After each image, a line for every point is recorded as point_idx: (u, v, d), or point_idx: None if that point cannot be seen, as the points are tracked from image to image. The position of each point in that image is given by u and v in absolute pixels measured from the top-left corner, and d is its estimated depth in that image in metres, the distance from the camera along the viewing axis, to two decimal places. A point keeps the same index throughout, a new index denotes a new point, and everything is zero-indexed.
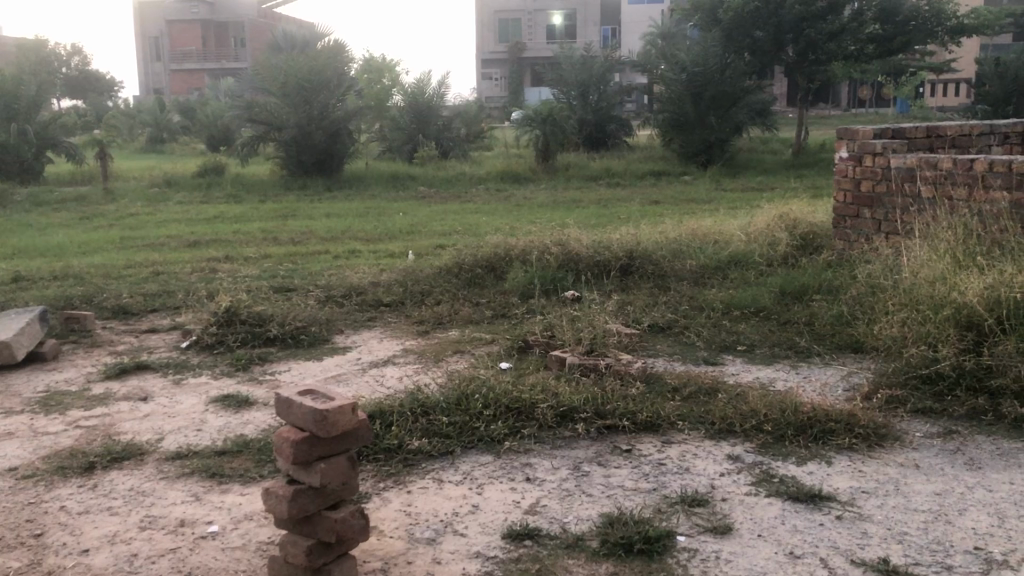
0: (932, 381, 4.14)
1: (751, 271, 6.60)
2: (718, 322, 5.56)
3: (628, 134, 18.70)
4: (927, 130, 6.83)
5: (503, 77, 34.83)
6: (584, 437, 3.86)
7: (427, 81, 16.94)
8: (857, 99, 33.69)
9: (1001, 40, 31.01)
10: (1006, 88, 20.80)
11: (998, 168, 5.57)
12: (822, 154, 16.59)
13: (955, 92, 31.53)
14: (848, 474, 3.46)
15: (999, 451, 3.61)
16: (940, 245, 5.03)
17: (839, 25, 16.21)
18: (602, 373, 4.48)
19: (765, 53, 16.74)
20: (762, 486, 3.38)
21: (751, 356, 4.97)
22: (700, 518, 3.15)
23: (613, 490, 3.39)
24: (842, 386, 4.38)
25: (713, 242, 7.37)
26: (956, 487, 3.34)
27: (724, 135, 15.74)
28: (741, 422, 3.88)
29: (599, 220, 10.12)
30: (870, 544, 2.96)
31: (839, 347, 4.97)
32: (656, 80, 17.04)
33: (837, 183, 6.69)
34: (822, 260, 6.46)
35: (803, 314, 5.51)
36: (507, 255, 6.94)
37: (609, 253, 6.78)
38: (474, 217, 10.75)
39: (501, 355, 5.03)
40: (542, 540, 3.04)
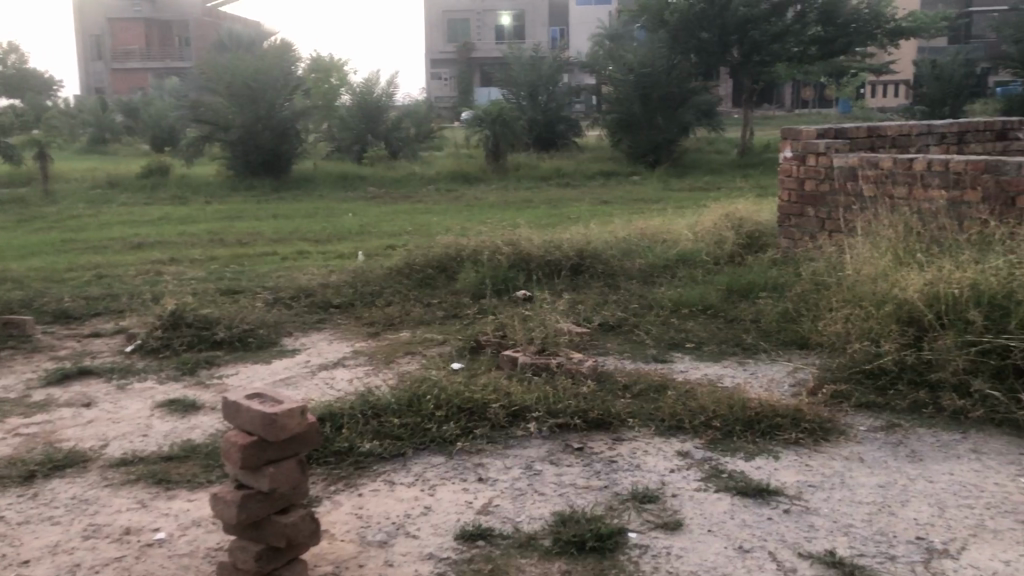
0: (875, 376, 4.24)
1: (698, 269, 6.68)
2: (667, 320, 5.62)
3: (578, 135, 18.79)
4: (868, 131, 6.96)
5: (452, 77, 34.74)
6: (536, 436, 3.87)
7: (376, 81, 16.88)
8: (801, 100, 34.30)
9: (938, 41, 31.81)
10: (942, 90, 21.39)
11: (936, 167, 5.71)
12: (767, 154, 16.86)
13: (895, 92, 32.26)
14: (795, 468, 3.52)
15: (939, 443, 3.71)
16: (882, 242, 5.12)
17: (783, 27, 16.52)
18: (554, 372, 4.49)
19: (711, 54, 16.96)
20: (712, 481, 3.42)
21: (699, 353, 5.03)
22: (652, 514, 3.19)
23: (565, 488, 3.40)
24: (789, 382, 4.47)
25: (661, 241, 7.44)
26: (898, 479, 3.42)
27: (672, 135, 15.89)
28: (689, 419, 3.93)
29: (549, 220, 10.15)
30: (817, 536, 3.01)
31: (785, 343, 5.05)
32: (605, 81, 17.16)
33: (782, 183, 6.80)
34: (767, 257, 6.57)
35: (749, 311, 5.59)
36: (458, 255, 6.93)
37: (560, 252, 6.80)
38: (424, 218, 10.71)
39: (453, 356, 5.03)
40: (495, 540, 3.04)
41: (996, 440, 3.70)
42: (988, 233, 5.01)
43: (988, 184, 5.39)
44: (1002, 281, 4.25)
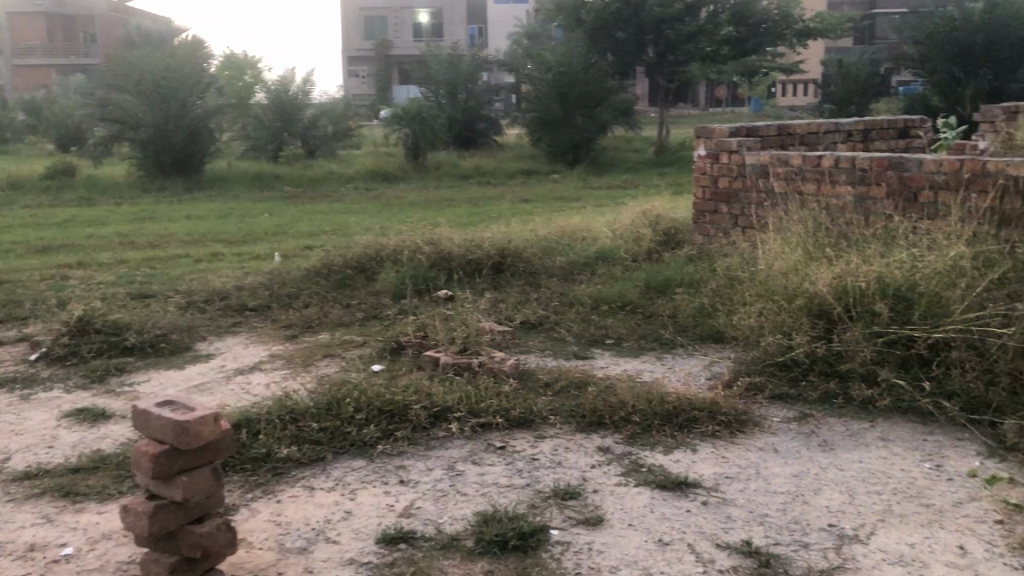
0: (787, 368, 4.35)
1: (617, 266, 6.75)
2: (587, 317, 5.67)
3: (497, 133, 18.82)
4: (779, 129, 7.13)
5: (369, 75, 34.35)
6: (458, 436, 3.85)
7: (292, 79, 16.63)
8: (715, 98, 35.07)
9: (843, 42, 32.85)
10: (848, 89, 22.12)
11: (843, 164, 5.87)
12: (683, 152, 17.15)
13: (804, 92, 33.22)
14: (712, 461, 3.58)
15: (849, 432, 3.83)
16: (793, 237, 5.23)
17: (696, 27, 16.83)
18: (476, 372, 4.48)
19: (627, 53, 17.18)
20: (632, 476, 3.46)
21: (619, 349, 5.09)
22: (573, 510, 3.21)
23: (487, 487, 3.40)
24: (706, 375, 4.56)
25: (581, 239, 7.51)
26: (811, 468, 3.52)
27: (591, 133, 16.04)
28: (610, 414, 3.96)
29: (470, 219, 10.14)
30: (734, 527, 3.07)
31: (701, 337, 5.15)
32: (524, 79, 17.22)
33: (696, 179, 6.91)
34: (683, 254, 6.70)
35: (666, 306, 5.68)
36: (378, 254, 6.87)
37: (481, 251, 6.78)
38: (342, 217, 10.57)
39: (373, 357, 4.97)
40: (418, 543, 3.02)
41: (902, 428, 3.84)
42: (892, 228, 5.17)
43: (893, 180, 5.57)
44: (905, 272, 4.36)
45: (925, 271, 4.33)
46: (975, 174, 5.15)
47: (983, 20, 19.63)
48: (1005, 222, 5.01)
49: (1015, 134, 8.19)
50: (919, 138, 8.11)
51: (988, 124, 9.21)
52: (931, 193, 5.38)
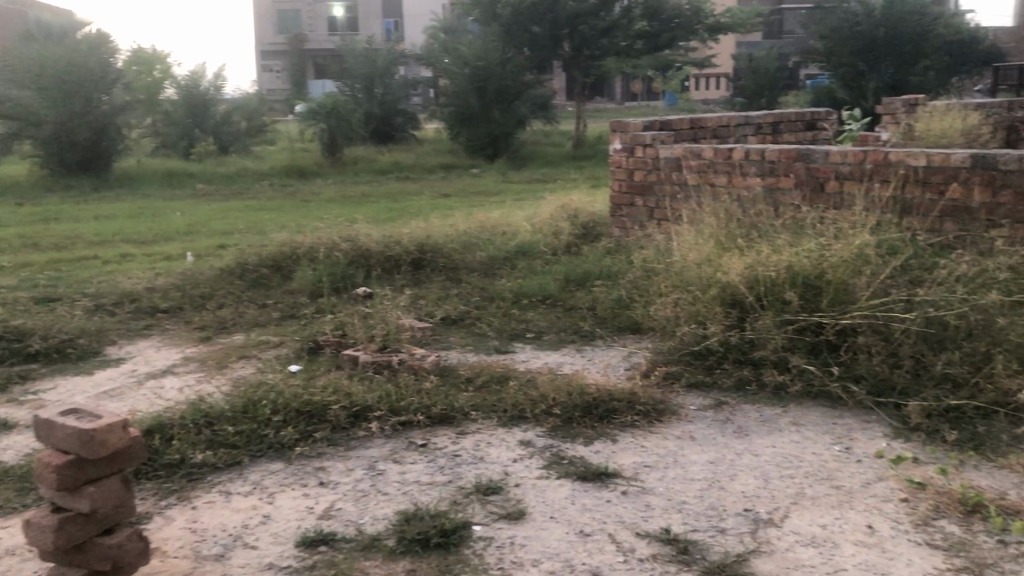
0: (703, 356, 4.44)
1: (537, 260, 6.78)
2: (508, 311, 5.68)
3: (415, 128, 18.72)
4: (691, 122, 7.25)
5: (283, 69, 33.65)
6: (378, 436, 3.81)
7: (203, 73, 16.25)
8: (630, 92, 35.57)
9: (752, 37, 33.65)
10: (758, 83, 22.66)
11: (753, 156, 5.99)
12: (600, 146, 17.35)
13: (716, 85, 33.90)
14: (631, 451, 3.63)
15: (762, 417, 3.93)
16: (706, 227, 5.32)
17: (610, 22, 17.01)
18: (396, 369, 4.45)
19: (543, 47, 17.31)
20: (553, 468, 3.48)
21: (539, 342, 5.12)
22: (495, 505, 3.21)
23: (408, 486, 3.38)
24: (624, 366, 4.62)
25: (500, 234, 7.53)
26: (726, 455, 3.60)
27: (508, 127, 16.08)
28: (531, 407, 3.98)
29: (388, 214, 10.06)
30: (653, 515, 3.12)
31: (619, 328, 5.22)
32: (441, 73, 17.15)
33: (612, 173, 6.99)
34: (601, 247, 6.77)
35: (585, 299, 5.73)
36: (293, 253, 6.76)
37: (399, 247, 6.73)
38: (258, 215, 10.36)
39: (290, 357, 4.88)
40: (338, 544, 2.98)
41: (813, 412, 3.96)
42: (801, 218, 5.31)
43: (800, 171, 5.71)
44: (814, 260, 4.47)
45: (832, 259, 4.44)
46: (878, 165, 5.31)
47: (883, 15, 20.35)
48: (906, 211, 5.19)
49: (915, 124, 8.54)
50: (825, 131, 8.35)
51: (890, 116, 9.55)
52: (837, 183, 5.53)
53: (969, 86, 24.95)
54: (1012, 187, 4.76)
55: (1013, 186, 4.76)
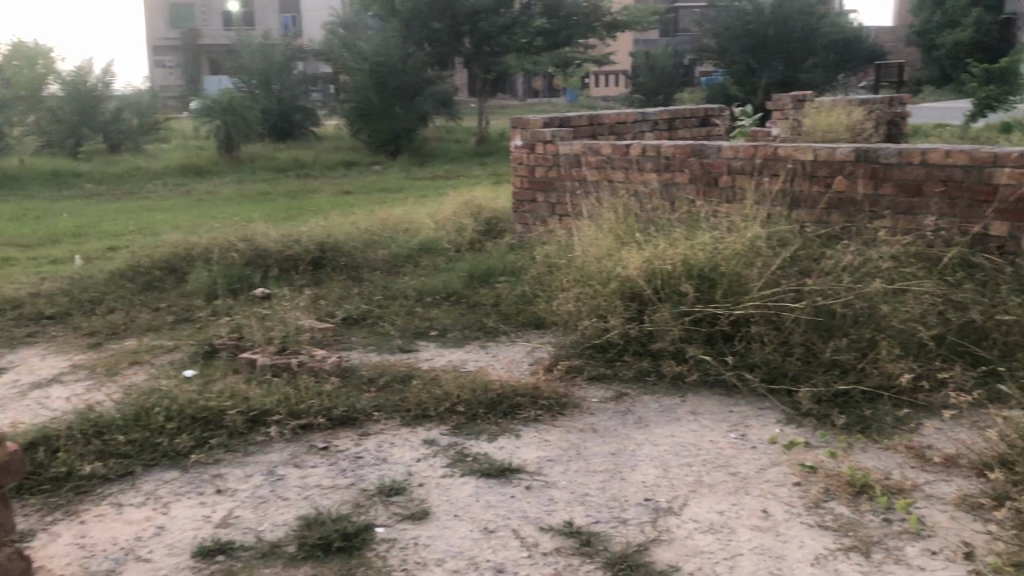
0: (604, 349, 4.51)
1: (440, 258, 6.74)
2: (411, 309, 5.64)
3: (315, 124, 18.41)
4: (589, 119, 7.32)
5: (175, 65, 32.65)
6: (278, 440, 3.74)
7: (90, 69, 15.59)
8: (532, 89, 35.81)
9: (649, 35, 34.30)
10: (655, 79, 23.14)
11: (650, 152, 6.10)
12: (503, 142, 17.39)
13: (615, 82, 34.43)
14: (535, 445, 3.66)
15: (661, 408, 4.01)
16: (605, 221, 5.39)
17: (510, 19, 17.08)
18: (295, 372, 4.36)
19: (444, 43, 17.32)
20: (456, 466, 3.46)
21: (443, 340, 5.10)
22: (399, 506, 3.18)
23: (309, 490, 3.32)
24: (527, 361, 4.64)
25: (403, 231, 7.46)
26: (628, 445, 3.65)
27: (410, 124, 15.97)
28: (434, 406, 3.96)
29: (288, 212, 9.88)
30: (557, 509, 3.15)
31: (522, 324, 5.25)
32: (340, 69, 16.90)
33: (514, 170, 7.00)
34: (504, 244, 6.79)
35: (489, 296, 5.73)
36: (187, 254, 6.58)
37: (298, 247, 6.61)
38: (150, 215, 10.01)
39: (185, 362, 4.73)
40: (237, 553, 2.90)
41: (710, 400, 4.07)
42: (696, 212, 5.43)
43: (694, 166, 5.84)
44: (708, 253, 4.58)
45: (725, 251, 4.56)
46: (767, 159, 5.48)
47: (773, 14, 21.08)
48: (795, 204, 5.36)
49: (803, 121, 8.83)
50: (718, 127, 8.57)
51: (779, 112, 9.88)
52: (729, 178, 5.67)
53: (852, 83, 26.00)
54: (893, 179, 4.96)
55: (894, 178, 4.96)
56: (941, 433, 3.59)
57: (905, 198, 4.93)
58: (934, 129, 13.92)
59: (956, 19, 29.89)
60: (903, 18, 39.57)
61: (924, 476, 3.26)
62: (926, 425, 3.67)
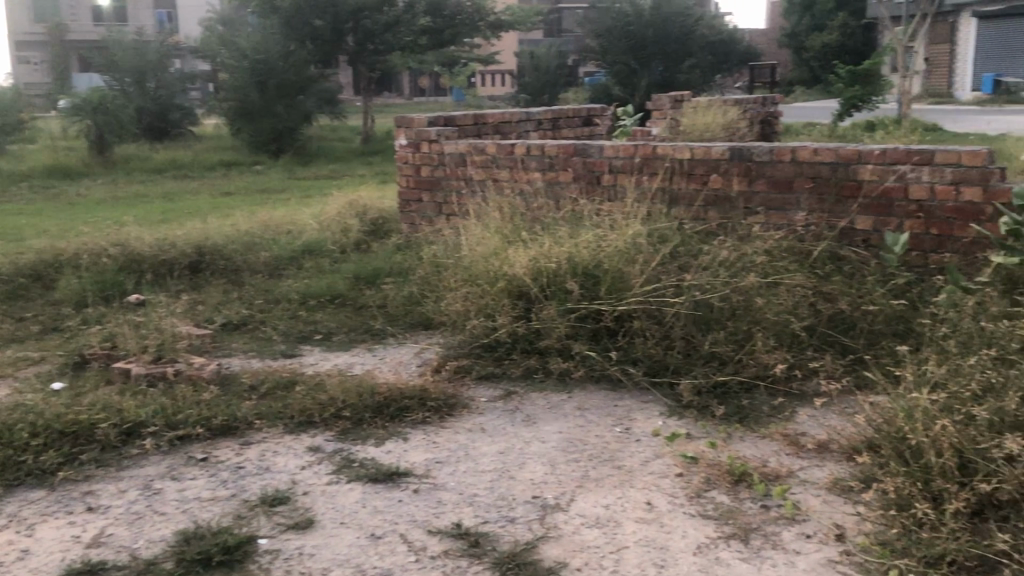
0: (492, 348, 4.52)
1: (324, 259, 6.62)
2: (295, 313, 5.52)
3: (193, 123, 17.83)
4: (475, 118, 7.30)
5: (41, 61, 31.05)
6: (154, 453, 3.58)
7: None
8: (418, 88, 35.63)
9: (533, 35, 34.62)
10: (540, 79, 23.37)
11: (534, 152, 6.14)
12: (388, 141, 17.24)
13: (501, 82, 34.62)
14: (423, 447, 3.62)
15: (549, 405, 4.04)
16: (491, 219, 5.37)
17: (393, 17, 16.89)
18: (172, 381, 4.20)
19: (326, 41, 16.94)
20: (342, 472, 3.40)
21: (328, 343, 5.00)
22: (282, 516, 3.10)
23: (188, 504, 3.19)
24: (416, 362, 4.61)
25: (286, 233, 7.31)
26: (516, 444, 3.67)
27: (293, 122, 15.63)
28: (319, 412, 3.88)
29: (164, 215, 9.53)
30: (444, 511, 3.13)
31: (410, 325, 5.20)
32: (219, 67, 16.40)
33: (398, 169, 6.94)
34: (390, 244, 6.73)
35: (376, 297, 5.66)
36: (55, 262, 6.26)
37: (176, 251, 6.37)
38: (14, 221, 9.49)
39: (53, 375, 4.48)
40: (109, 573, 2.77)
41: (596, 395, 4.13)
42: (580, 210, 5.48)
43: (578, 165, 5.91)
44: (592, 251, 4.61)
45: (608, 249, 4.61)
46: (646, 158, 5.59)
47: (651, 16, 21.65)
48: (674, 202, 5.49)
49: (681, 120, 9.08)
50: (600, 126, 8.71)
51: (658, 112, 10.11)
52: (612, 177, 5.76)
53: (728, 83, 26.92)
54: (765, 177, 5.14)
55: (766, 176, 5.13)
56: (813, 420, 3.74)
57: (777, 194, 5.11)
58: (803, 128, 14.55)
59: (822, 23, 31.37)
60: (774, 21, 41.29)
61: (798, 462, 3.38)
62: (800, 413, 3.81)
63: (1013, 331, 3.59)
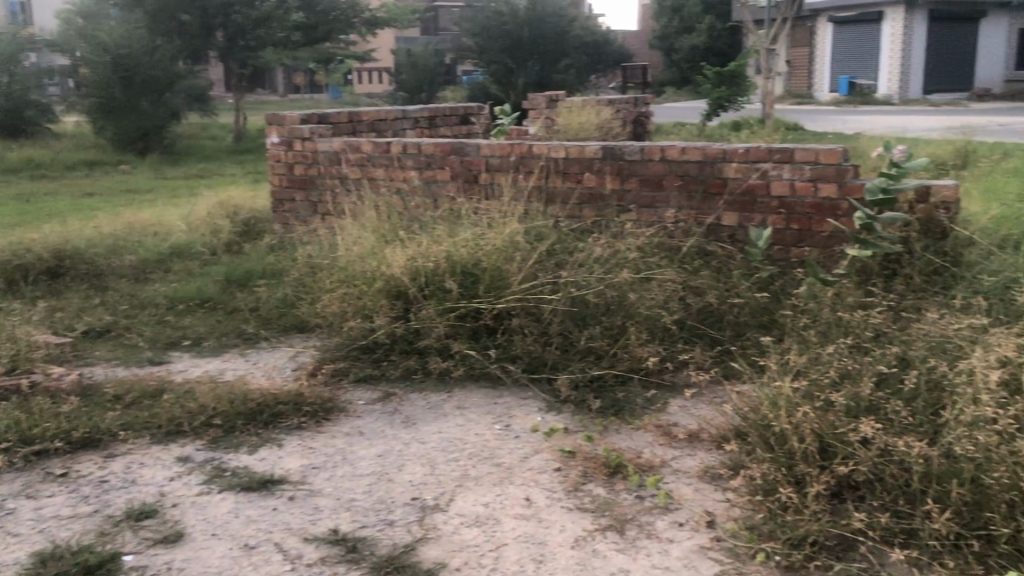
0: (369, 350, 4.46)
1: (194, 262, 6.39)
2: (163, 319, 5.30)
3: (51, 120, 16.91)
4: (349, 116, 7.15)
5: None
6: (7, 470, 3.38)
7: None
8: (293, 84, 34.92)
9: (410, 33, 34.46)
10: (417, 77, 23.24)
11: (410, 150, 6.08)
12: (262, 140, 16.79)
13: (378, 79, 34.30)
14: (298, 453, 3.54)
15: (429, 405, 4.02)
16: (367, 219, 5.28)
17: (264, 13, 16.39)
18: (27, 394, 3.97)
19: (194, 36, 16.29)
20: (214, 483, 3.29)
21: (198, 349, 4.83)
22: (149, 531, 2.97)
23: (45, 523, 3.02)
24: (290, 366, 4.49)
25: (152, 235, 7.04)
26: (395, 446, 3.63)
27: (160, 120, 15.04)
28: (188, 421, 3.74)
29: (19, 218, 9.02)
30: (321, 517, 3.06)
31: (284, 328, 5.08)
32: (78, 62, 15.59)
33: (271, 168, 6.77)
34: (263, 245, 6.56)
35: (248, 300, 5.50)
36: None
37: (32, 255, 6.02)
38: None
39: None
40: None
41: (475, 394, 4.14)
42: (457, 209, 5.46)
43: (454, 164, 5.89)
44: (470, 249, 4.60)
45: (486, 247, 4.60)
46: (522, 157, 5.64)
47: (526, 16, 21.82)
48: (550, 200, 5.55)
49: (556, 120, 9.18)
50: (476, 125, 8.73)
51: (534, 112, 10.21)
52: (488, 175, 5.77)
53: (602, 83, 27.50)
54: (636, 176, 5.26)
55: (637, 174, 5.25)
56: (684, 411, 3.85)
57: (649, 192, 5.24)
58: (673, 127, 14.99)
59: (691, 25, 32.39)
60: (645, 23, 42.38)
61: (671, 452, 3.48)
62: (672, 404, 3.91)
63: (867, 321, 3.80)
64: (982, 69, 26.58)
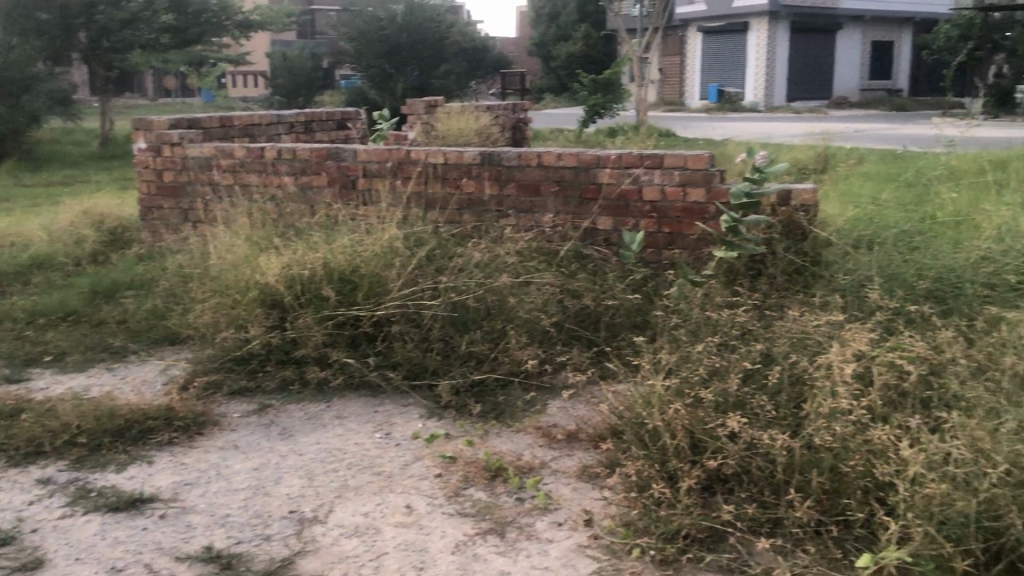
0: (245, 361, 4.35)
1: (56, 273, 6.09)
2: (22, 334, 5.03)
3: None
4: (220, 120, 6.98)
5: None
6: None
7: None
8: (163, 88, 33.70)
9: (286, 37, 33.80)
10: (294, 81, 22.82)
11: (284, 155, 5.95)
12: (130, 144, 16.12)
13: (254, 83, 33.50)
14: (170, 470, 3.42)
15: (307, 415, 3.95)
16: (240, 226, 5.14)
17: (131, 14, 15.83)
18: None
19: (54, 37, 15.52)
20: (78, 505, 3.14)
21: (61, 365, 4.60)
22: (6, 559, 2.81)
23: None
24: (160, 380, 4.34)
25: (8, 247, 6.66)
26: (271, 458, 3.55)
27: (18, 125, 14.24)
28: (50, 440, 3.56)
29: None
30: (194, 535, 2.97)
31: (154, 341, 4.89)
32: None
33: (139, 175, 6.53)
34: (131, 255, 6.30)
35: (115, 312, 5.27)
36: None
37: None
38: None
39: None
40: None
41: (355, 403, 4.10)
42: (333, 215, 5.37)
43: (331, 169, 5.79)
44: (348, 255, 4.55)
45: (364, 253, 4.55)
46: (400, 163, 5.60)
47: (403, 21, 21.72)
48: (429, 205, 5.54)
49: (436, 126, 9.18)
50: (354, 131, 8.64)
51: (413, 117, 10.17)
52: (366, 181, 5.71)
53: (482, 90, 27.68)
54: (514, 181, 5.31)
55: (515, 180, 5.31)
56: (563, 411, 3.91)
57: (526, 197, 5.30)
58: (552, 133, 15.22)
59: (568, 32, 32.96)
60: (524, 30, 42.89)
61: (550, 453, 3.53)
62: (551, 406, 3.97)
63: (734, 318, 3.94)
64: (841, 77, 28.08)
